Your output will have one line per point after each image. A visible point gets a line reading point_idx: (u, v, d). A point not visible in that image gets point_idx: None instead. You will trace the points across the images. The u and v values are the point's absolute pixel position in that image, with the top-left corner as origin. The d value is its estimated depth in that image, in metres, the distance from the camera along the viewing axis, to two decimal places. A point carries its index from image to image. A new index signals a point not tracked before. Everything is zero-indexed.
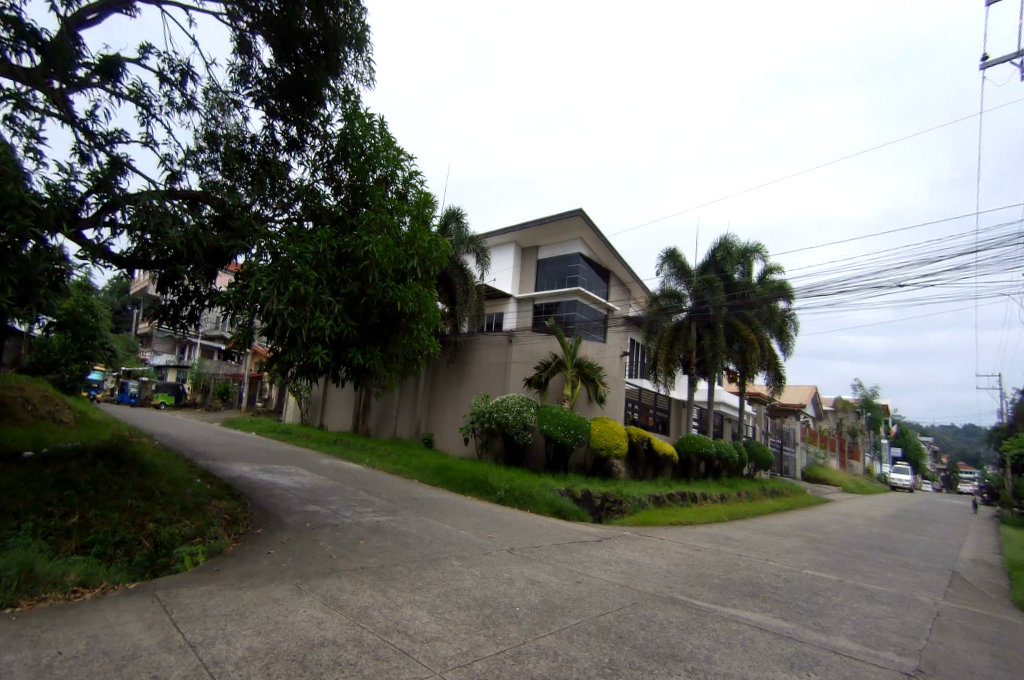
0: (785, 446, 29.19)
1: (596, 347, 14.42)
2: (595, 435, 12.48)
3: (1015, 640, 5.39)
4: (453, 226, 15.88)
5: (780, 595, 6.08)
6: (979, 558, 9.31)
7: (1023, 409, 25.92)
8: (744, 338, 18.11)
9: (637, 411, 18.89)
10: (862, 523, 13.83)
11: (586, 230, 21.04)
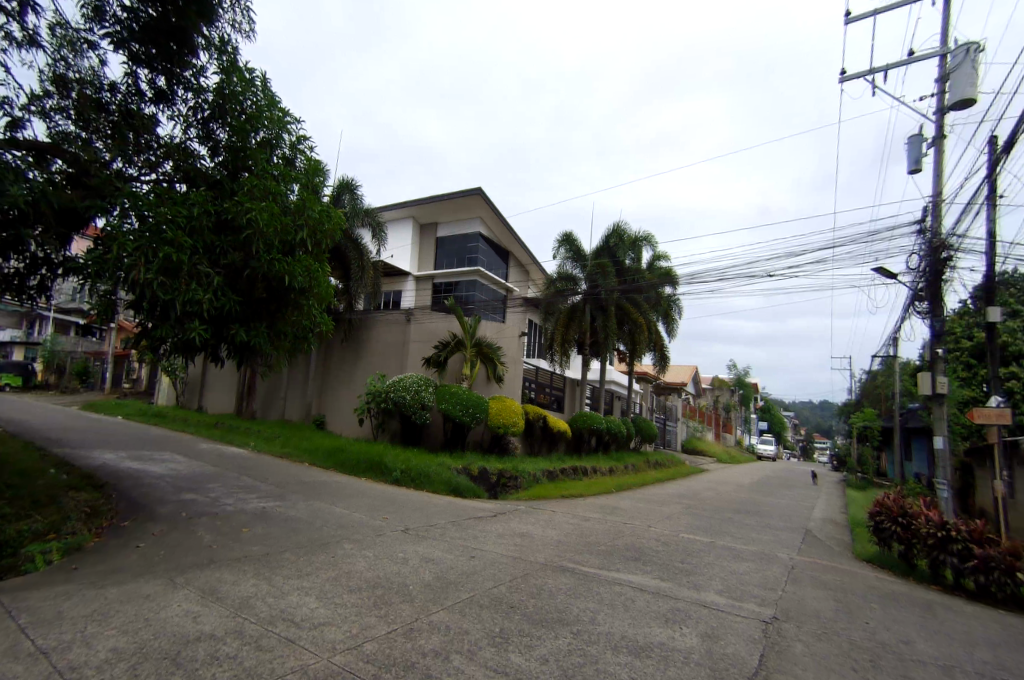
0: (669, 422, 31.46)
1: (494, 327, 14.57)
2: (493, 413, 12.63)
3: (851, 586, 6.21)
4: (346, 197, 15.34)
5: (660, 558, 6.53)
6: (827, 517, 10.61)
7: (867, 388, 29.82)
8: (634, 321, 19.05)
9: (533, 389, 19.37)
10: (734, 490, 15.26)
11: (486, 209, 21.13)
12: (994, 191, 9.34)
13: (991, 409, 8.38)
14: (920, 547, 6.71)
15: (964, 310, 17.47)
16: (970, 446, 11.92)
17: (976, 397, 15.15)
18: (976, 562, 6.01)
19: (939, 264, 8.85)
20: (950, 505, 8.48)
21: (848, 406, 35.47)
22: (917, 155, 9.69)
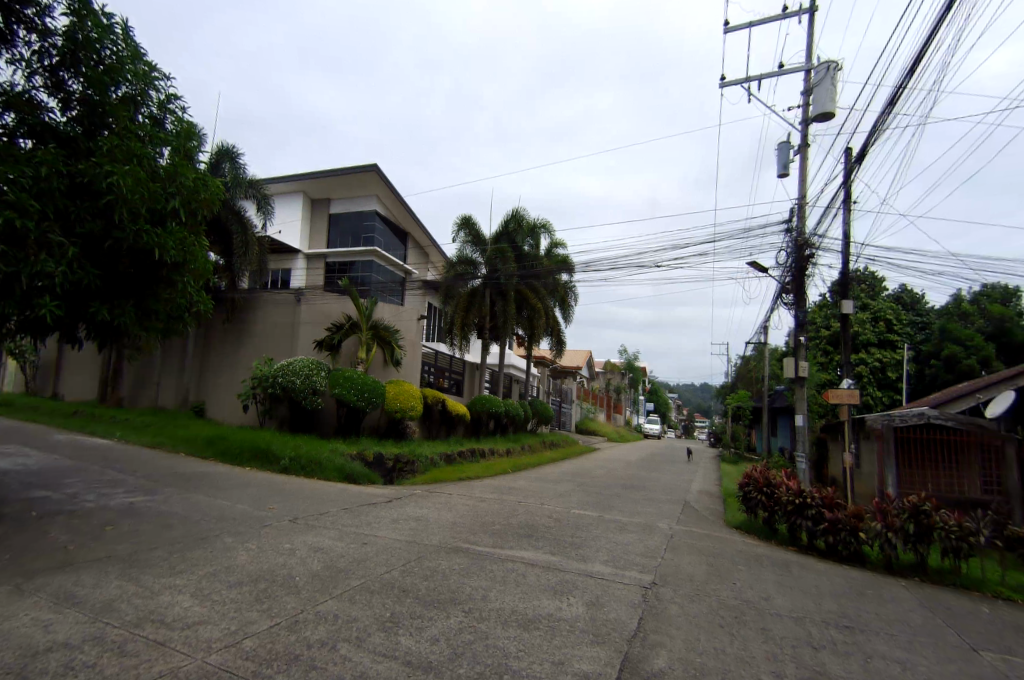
0: (565, 404, 32.77)
1: (392, 310, 14.31)
2: (390, 397, 12.42)
3: (720, 550, 6.83)
4: (226, 166, 14.26)
5: (551, 534, 6.78)
6: (703, 489, 11.60)
7: (741, 372, 32.83)
8: (531, 306, 19.49)
9: (433, 374, 19.25)
10: (623, 467, 16.24)
11: (382, 187, 20.74)
12: (848, 197, 10.50)
13: (842, 390, 9.42)
14: (781, 514, 7.45)
15: (821, 302, 19.58)
16: (825, 423, 13.43)
17: (830, 379, 17.15)
18: (827, 525, 6.78)
19: (803, 260, 9.83)
20: (807, 475, 9.50)
21: (725, 388, 38.89)
22: (786, 160, 10.66)
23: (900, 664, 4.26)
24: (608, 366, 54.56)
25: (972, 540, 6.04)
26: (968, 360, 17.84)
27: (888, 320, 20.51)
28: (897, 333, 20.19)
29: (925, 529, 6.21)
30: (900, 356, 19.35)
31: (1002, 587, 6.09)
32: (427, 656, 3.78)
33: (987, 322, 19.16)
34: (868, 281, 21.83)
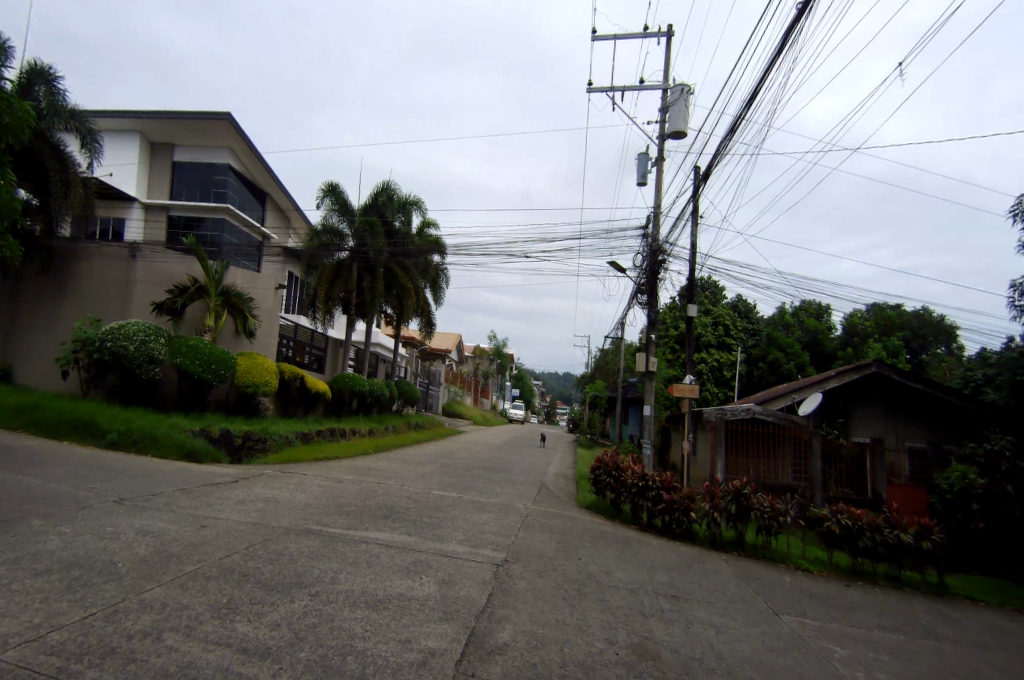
0: (431, 386, 32.80)
1: (246, 276, 13.22)
2: (241, 370, 11.52)
3: (568, 528, 7.30)
4: (40, 89, 11.93)
5: (409, 515, 6.76)
6: (559, 471, 12.32)
7: (599, 364, 35.25)
8: (401, 285, 19.08)
9: (291, 348, 18.21)
10: (485, 449, 16.69)
11: (236, 139, 18.92)
12: (696, 210, 11.63)
13: (685, 385, 10.47)
14: (626, 495, 8.15)
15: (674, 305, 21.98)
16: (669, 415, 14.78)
17: (675, 375, 19.02)
18: (664, 506, 7.54)
19: (656, 265, 10.74)
20: (650, 459, 10.47)
21: (584, 378, 41.55)
22: (645, 171, 11.58)
23: (714, 628, 4.87)
24: (476, 352, 55.19)
25: (780, 519, 7.03)
26: (788, 364, 21.14)
27: (726, 325, 22.71)
28: (732, 337, 22.76)
29: (744, 509, 7.13)
30: (732, 358, 22.00)
31: (800, 560, 7.19)
32: (266, 643, 3.57)
33: (804, 333, 22.92)
34: (711, 289, 24.38)
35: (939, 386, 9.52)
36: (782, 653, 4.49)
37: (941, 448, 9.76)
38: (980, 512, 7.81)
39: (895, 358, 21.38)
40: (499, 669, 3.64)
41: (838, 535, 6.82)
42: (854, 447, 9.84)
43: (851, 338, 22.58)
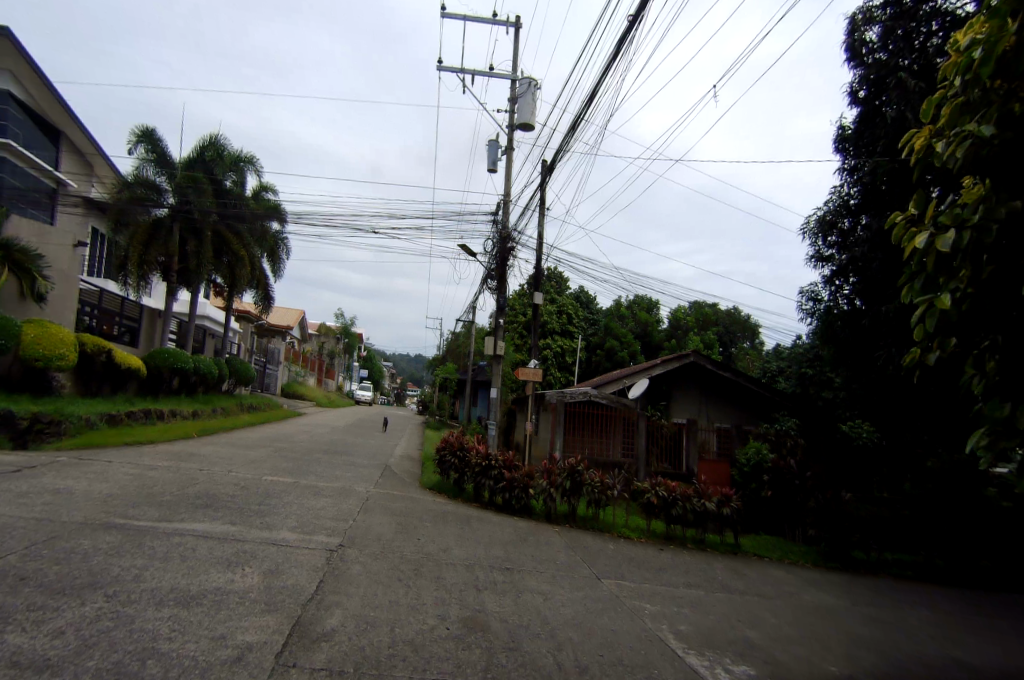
0: (269, 365, 30.56)
1: (36, 230, 11.23)
2: (28, 341, 9.77)
3: (409, 510, 7.31)
4: None
5: (234, 503, 6.25)
6: (404, 454, 12.27)
7: (449, 347, 35.66)
8: (233, 253, 17.68)
9: (96, 318, 15.80)
10: (328, 432, 16.05)
11: (23, 60, 15.77)
12: (543, 203, 12.25)
13: (530, 369, 10.95)
14: (469, 474, 8.38)
15: (520, 292, 23.16)
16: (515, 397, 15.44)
17: (520, 360, 19.93)
18: (505, 483, 7.86)
19: (505, 251, 11.08)
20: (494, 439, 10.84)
21: (434, 360, 41.71)
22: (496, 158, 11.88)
23: (542, 595, 5.20)
24: (321, 330, 52.33)
25: (608, 493, 7.70)
26: (622, 353, 23.32)
27: (569, 315, 24.21)
28: (575, 326, 24.41)
29: (577, 484, 7.67)
30: (573, 345, 23.58)
31: (623, 528, 7.96)
32: (43, 653, 3.07)
33: (636, 324, 25.29)
34: (556, 280, 25.81)
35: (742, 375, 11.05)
36: (600, 614, 4.93)
37: (741, 427, 11.38)
38: (768, 483, 9.15)
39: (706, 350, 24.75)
40: (323, 657, 3.51)
41: (656, 505, 7.64)
42: (673, 426, 11.11)
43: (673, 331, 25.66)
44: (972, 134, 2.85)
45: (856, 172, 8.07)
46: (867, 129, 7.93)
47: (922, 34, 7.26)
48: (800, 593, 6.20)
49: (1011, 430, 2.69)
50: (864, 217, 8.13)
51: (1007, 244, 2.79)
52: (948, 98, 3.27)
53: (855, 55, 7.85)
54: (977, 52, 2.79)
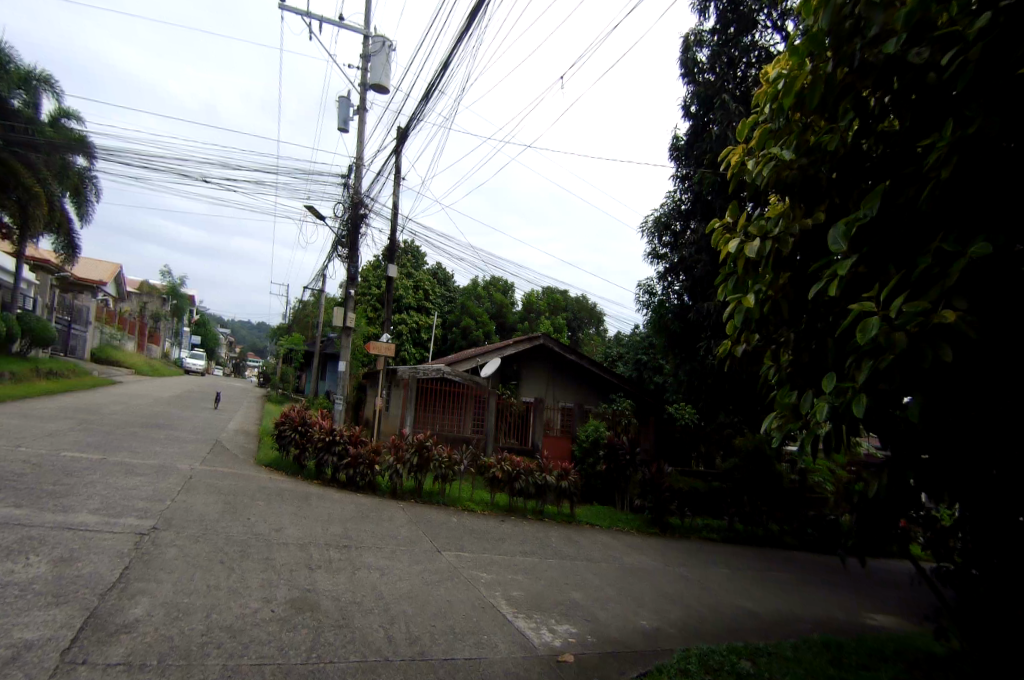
0: (75, 325, 26.44)
1: None
2: None
3: (242, 488, 6.83)
4: None
5: (18, 483, 5.35)
6: (240, 429, 11.41)
7: (298, 316, 33.80)
8: (25, 189, 15.08)
9: None
10: (148, 404, 14.35)
11: None
12: (397, 170, 12.04)
13: (381, 343, 10.73)
14: (311, 449, 8.06)
15: (376, 264, 22.58)
16: (366, 371, 15.04)
17: (373, 334, 19.45)
18: (349, 459, 7.67)
19: (356, 218, 10.67)
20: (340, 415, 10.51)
21: (280, 329, 39.21)
22: (345, 116, 11.32)
23: (378, 571, 5.17)
24: (143, 288, 46.19)
25: (454, 468, 7.87)
26: (477, 332, 23.93)
27: (425, 291, 24.12)
28: (431, 303, 24.39)
29: (424, 460, 7.74)
30: (428, 322, 23.60)
31: (468, 502, 8.19)
32: None
33: (491, 305, 26.13)
34: (413, 254, 25.51)
35: (587, 359, 11.77)
36: (436, 585, 5.02)
37: (582, 407, 12.24)
38: (602, 457, 9.91)
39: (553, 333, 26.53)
40: (122, 650, 3.17)
41: (499, 478, 7.96)
42: (522, 404, 11.55)
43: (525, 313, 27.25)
44: (777, 156, 3.27)
45: (687, 179, 9.11)
46: (696, 141, 8.88)
47: (743, 63, 8.41)
48: (623, 557, 6.86)
49: (795, 416, 3.12)
50: (693, 220, 9.21)
51: (801, 259, 3.27)
52: (760, 122, 3.71)
53: (688, 71, 8.88)
54: (781, 84, 3.20)
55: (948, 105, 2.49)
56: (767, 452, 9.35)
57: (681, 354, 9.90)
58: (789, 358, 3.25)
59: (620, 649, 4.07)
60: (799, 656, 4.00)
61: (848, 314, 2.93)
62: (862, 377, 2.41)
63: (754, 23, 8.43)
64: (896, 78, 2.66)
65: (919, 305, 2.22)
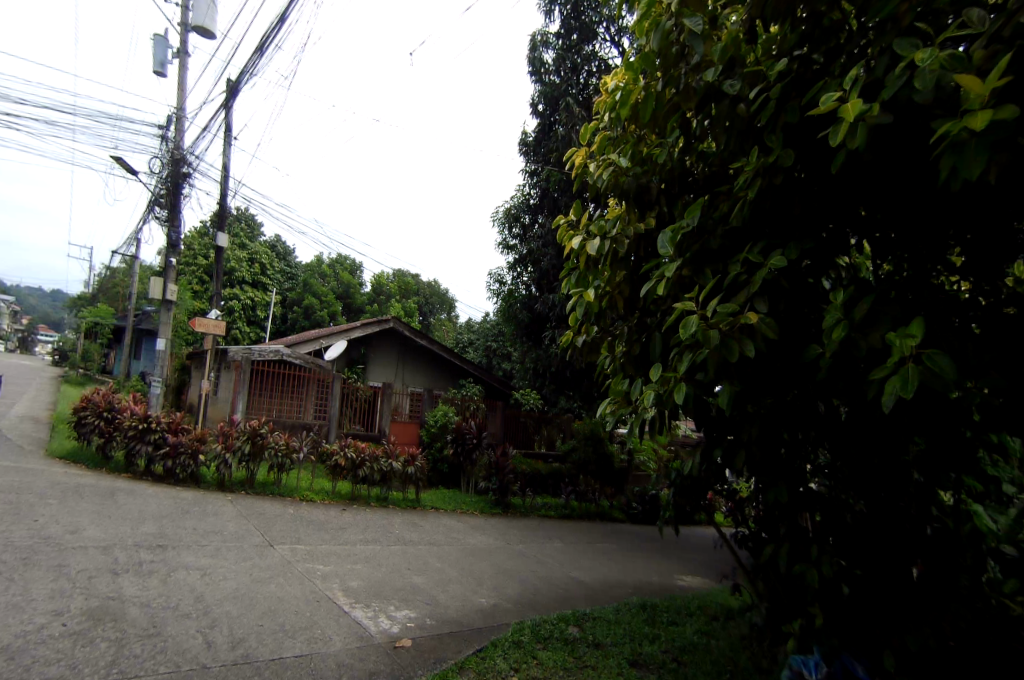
0: None
1: None
2: None
3: (23, 486, 5.74)
4: None
5: None
6: (23, 416, 9.57)
7: (102, 286, 29.14)
8: None
9: None
10: None
11: None
12: (228, 129, 10.90)
13: (208, 319, 9.68)
14: (120, 439, 7.07)
15: (205, 232, 20.30)
16: (190, 351, 13.45)
17: (200, 310, 17.46)
18: (167, 449, 6.86)
19: (177, 176, 9.44)
20: (155, 399, 9.30)
21: (79, 299, 33.48)
22: (162, 59, 9.91)
23: (199, 571, 4.68)
24: None
25: (292, 455, 7.39)
26: (320, 311, 22.68)
27: (261, 264, 22.12)
28: (269, 278, 22.50)
29: (258, 449, 7.15)
30: (265, 298, 21.68)
31: (307, 492, 7.72)
32: None
33: (338, 284, 25.16)
34: (248, 224, 23.30)
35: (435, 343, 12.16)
36: (267, 582, 4.67)
37: (432, 392, 11.95)
38: (447, 441, 10.05)
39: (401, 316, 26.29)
40: None
41: (342, 466, 7.70)
42: (369, 390, 11.21)
43: (374, 294, 26.60)
44: (614, 162, 3.52)
45: (536, 174, 9.97)
46: (542, 137, 9.95)
47: (584, 70, 9.59)
48: (465, 538, 7.03)
49: (624, 401, 3.42)
50: (541, 214, 9.98)
51: (634, 260, 3.49)
52: (601, 128, 3.96)
53: (535, 70, 9.90)
54: (619, 96, 3.49)
55: (754, 133, 2.86)
56: (601, 435, 10.11)
57: (529, 342, 10.54)
58: (621, 348, 3.54)
59: (457, 629, 4.12)
60: (619, 619, 4.41)
61: (671, 312, 3.26)
62: (682, 369, 2.67)
63: (594, 35, 9.55)
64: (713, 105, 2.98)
65: (730, 308, 2.52)
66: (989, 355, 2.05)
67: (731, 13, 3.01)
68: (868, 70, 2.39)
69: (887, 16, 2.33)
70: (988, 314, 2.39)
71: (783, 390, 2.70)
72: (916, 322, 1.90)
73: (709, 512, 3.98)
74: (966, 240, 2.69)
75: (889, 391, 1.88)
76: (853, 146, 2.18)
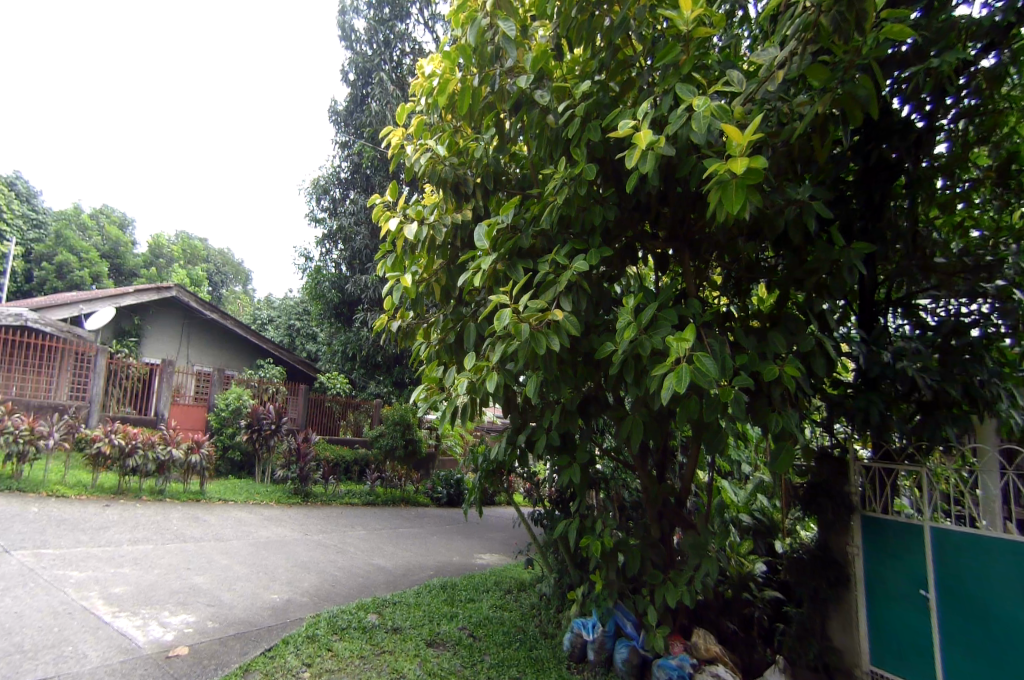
0: None
1: None
2: None
3: None
4: None
5: None
6: None
7: None
8: None
9: None
10: None
11: None
12: None
13: None
14: None
15: None
16: None
17: None
18: None
19: None
20: None
21: None
22: None
23: None
24: None
25: (39, 443, 6.18)
26: (79, 271, 18.58)
27: None
28: (5, 222, 18.04)
29: None
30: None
31: (57, 487, 6.37)
32: None
33: (103, 241, 21.13)
34: None
35: (227, 318, 10.99)
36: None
37: (222, 372, 10.54)
38: (240, 426, 9.14)
39: (187, 284, 23.10)
40: None
41: (106, 455, 6.50)
42: (144, 368, 9.57)
43: (151, 257, 23.01)
44: (431, 148, 3.47)
45: (347, 147, 9.54)
46: (354, 109, 9.61)
47: (397, 49, 9.47)
48: (258, 531, 6.46)
49: (439, 387, 3.43)
50: (352, 190, 9.56)
51: (454, 248, 3.53)
52: (417, 112, 3.86)
53: (346, 36, 9.56)
54: (435, 83, 3.46)
55: (563, 144, 3.09)
56: (410, 421, 9.94)
57: (339, 323, 10.16)
58: (436, 336, 3.54)
59: (244, 630, 3.78)
60: (419, 602, 4.47)
61: (488, 303, 3.35)
62: (493, 358, 2.78)
63: (406, 13, 9.49)
64: (526, 111, 3.16)
65: (540, 304, 2.68)
66: (738, 358, 2.51)
67: (539, 26, 3.17)
68: (657, 106, 2.75)
69: (671, 61, 2.70)
70: (739, 324, 2.94)
71: (581, 381, 2.99)
72: (688, 328, 2.23)
73: (509, 493, 4.23)
74: (725, 261, 3.27)
75: (666, 386, 2.20)
76: (643, 170, 2.47)
